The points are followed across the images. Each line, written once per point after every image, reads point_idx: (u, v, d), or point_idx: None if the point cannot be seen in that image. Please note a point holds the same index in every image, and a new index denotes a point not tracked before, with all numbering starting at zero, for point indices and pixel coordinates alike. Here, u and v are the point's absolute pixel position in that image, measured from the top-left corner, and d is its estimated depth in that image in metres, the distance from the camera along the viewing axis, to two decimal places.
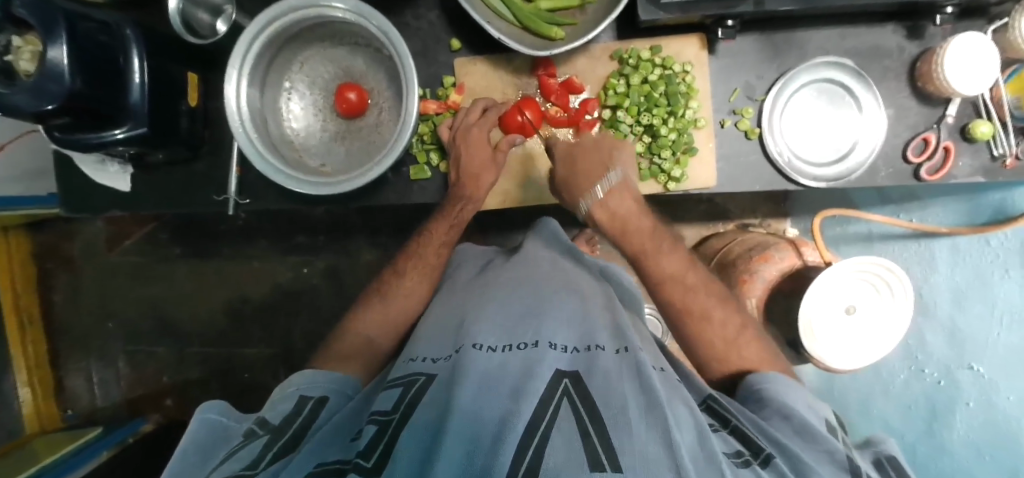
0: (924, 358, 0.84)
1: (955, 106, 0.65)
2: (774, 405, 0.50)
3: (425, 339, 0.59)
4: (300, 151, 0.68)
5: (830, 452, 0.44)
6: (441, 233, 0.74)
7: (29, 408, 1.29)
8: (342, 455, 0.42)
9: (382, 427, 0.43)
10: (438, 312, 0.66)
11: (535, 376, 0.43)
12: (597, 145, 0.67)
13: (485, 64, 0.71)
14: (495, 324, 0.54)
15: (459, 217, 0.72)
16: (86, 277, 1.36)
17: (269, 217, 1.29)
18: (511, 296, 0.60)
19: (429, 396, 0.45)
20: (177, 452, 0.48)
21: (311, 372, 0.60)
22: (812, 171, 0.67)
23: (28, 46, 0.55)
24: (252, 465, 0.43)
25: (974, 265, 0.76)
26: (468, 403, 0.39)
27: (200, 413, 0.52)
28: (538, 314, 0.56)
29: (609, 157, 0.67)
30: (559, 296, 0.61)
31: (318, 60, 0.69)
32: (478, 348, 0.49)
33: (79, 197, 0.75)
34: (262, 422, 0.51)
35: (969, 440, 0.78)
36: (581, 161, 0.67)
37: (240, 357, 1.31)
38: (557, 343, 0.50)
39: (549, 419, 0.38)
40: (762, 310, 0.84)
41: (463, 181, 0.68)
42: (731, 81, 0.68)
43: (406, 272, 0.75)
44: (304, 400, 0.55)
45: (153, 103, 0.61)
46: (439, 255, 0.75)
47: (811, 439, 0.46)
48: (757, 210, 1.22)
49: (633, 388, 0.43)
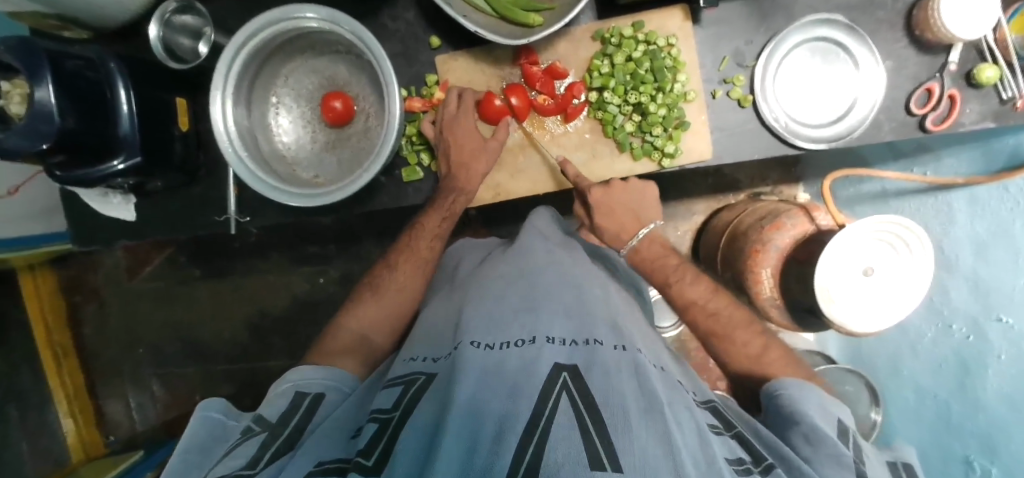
0: (950, 313, 0.82)
1: (957, 52, 0.63)
2: (787, 409, 0.53)
3: (419, 341, 0.60)
4: (292, 165, 0.69)
5: (835, 455, 0.46)
6: (435, 226, 0.73)
7: (73, 437, 1.33)
8: (341, 454, 0.43)
9: (382, 426, 0.44)
10: (442, 306, 0.67)
11: (534, 375, 0.43)
12: (629, 188, 0.70)
13: (466, 59, 0.70)
14: (490, 320, 0.53)
15: (452, 210, 0.71)
16: (112, 305, 1.40)
17: (279, 231, 1.31)
18: (506, 293, 0.59)
19: (431, 393, 0.45)
20: (179, 449, 0.49)
21: (307, 368, 0.60)
22: (810, 133, 0.65)
23: (17, 89, 0.57)
24: (251, 464, 0.44)
25: (994, 213, 0.74)
26: (468, 398, 0.40)
27: (202, 411, 0.53)
28: (533, 309, 0.55)
29: (640, 207, 0.71)
30: (554, 292, 0.60)
31: (303, 72, 0.69)
32: (476, 346, 0.48)
33: (92, 230, 0.77)
34: (259, 419, 0.51)
35: (1003, 393, 0.73)
36: (619, 213, 0.70)
37: (267, 370, 1.34)
38: (554, 338, 0.50)
39: (549, 412, 0.38)
40: (778, 280, 0.82)
41: (454, 172, 0.69)
42: (719, 50, 0.67)
43: (402, 272, 0.75)
44: (300, 395, 0.56)
45: (144, 131, 0.62)
46: (432, 247, 0.76)
47: (817, 442, 0.47)
48: (768, 178, 1.19)
49: (632, 388, 0.43)
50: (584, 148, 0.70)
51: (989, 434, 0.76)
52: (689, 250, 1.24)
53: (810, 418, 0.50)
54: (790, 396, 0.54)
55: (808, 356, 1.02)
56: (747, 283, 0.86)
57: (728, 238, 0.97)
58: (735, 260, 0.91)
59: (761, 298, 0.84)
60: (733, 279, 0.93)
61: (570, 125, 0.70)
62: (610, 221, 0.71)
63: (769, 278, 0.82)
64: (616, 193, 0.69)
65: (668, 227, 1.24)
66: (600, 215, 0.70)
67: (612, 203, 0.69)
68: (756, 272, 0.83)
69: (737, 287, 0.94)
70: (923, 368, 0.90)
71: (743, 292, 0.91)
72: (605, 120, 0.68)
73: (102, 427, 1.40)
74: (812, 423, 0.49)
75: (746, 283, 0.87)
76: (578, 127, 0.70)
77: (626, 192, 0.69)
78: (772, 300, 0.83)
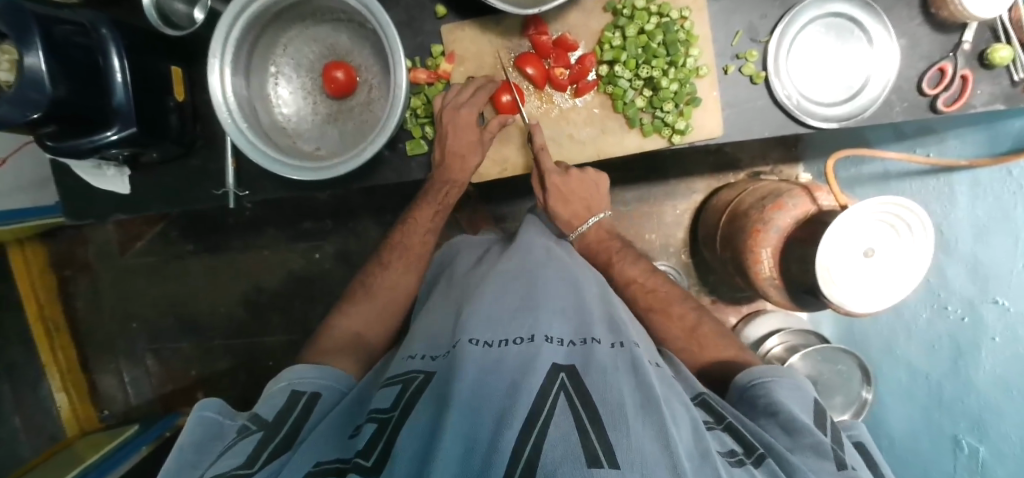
0: (947, 295, 0.83)
1: (972, 31, 0.62)
2: (765, 399, 0.51)
3: (418, 336, 0.59)
4: (293, 137, 0.67)
5: (815, 447, 0.45)
6: (427, 219, 0.77)
7: (67, 411, 1.33)
8: (341, 454, 0.42)
9: (382, 425, 0.43)
10: (442, 301, 0.67)
11: (532, 371, 0.42)
12: (585, 181, 0.73)
13: (473, 28, 0.68)
14: (492, 317, 0.53)
15: (446, 200, 0.75)
16: (104, 280, 1.38)
17: (274, 206, 1.29)
18: (504, 291, 0.59)
19: (430, 393, 0.45)
20: (174, 449, 0.48)
21: (300, 367, 0.59)
22: (822, 111, 0.64)
23: (4, 55, 0.54)
24: (249, 464, 0.43)
25: (996, 196, 0.73)
26: (468, 396, 0.40)
27: (198, 411, 0.52)
28: (534, 307, 0.55)
29: (592, 199, 0.75)
30: (552, 289, 0.60)
31: (303, 41, 0.66)
32: (475, 343, 0.48)
33: (81, 201, 0.75)
34: (256, 419, 0.51)
35: (998, 376, 0.74)
36: (572, 202, 0.73)
37: (263, 346, 1.34)
38: (553, 338, 0.50)
39: (547, 411, 0.38)
40: (777, 260, 0.81)
41: (449, 164, 0.69)
42: (732, 24, 0.65)
43: (397, 268, 0.76)
44: (297, 394, 0.55)
45: (139, 102, 0.60)
46: (425, 240, 0.78)
47: (797, 433, 0.46)
48: (768, 157, 1.19)
49: (628, 385, 0.42)
50: (593, 124, 0.69)
51: (979, 417, 0.78)
52: (687, 229, 1.24)
53: (788, 410, 0.49)
54: (769, 386, 0.53)
55: (802, 336, 1.03)
56: (747, 262, 0.86)
57: (728, 218, 0.97)
58: (736, 240, 0.91)
59: (761, 278, 0.84)
60: (732, 258, 0.93)
61: (579, 100, 0.69)
62: (564, 209, 0.74)
63: (769, 258, 0.82)
64: (573, 184, 0.72)
65: (667, 206, 1.24)
66: (555, 201, 0.72)
67: (572, 187, 0.72)
68: (756, 252, 0.83)
69: (736, 267, 0.94)
70: (916, 350, 0.91)
71: (743, 271, 0.91)
72: (614, 95, 0.67)
73: (97, 402, 1.39)
74: (791, 413, 0.48)
75: (746, 262, 0.87)
76: (586, 103, 0.69)
77: (582, 182, 0.72)
78: (772, 280, 0.83)
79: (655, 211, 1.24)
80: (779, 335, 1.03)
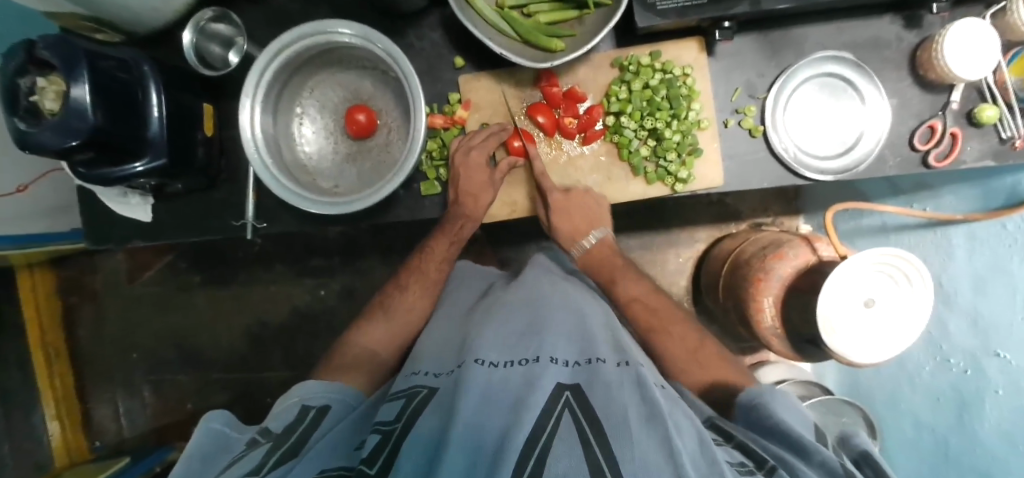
0: (950, 347, 0.83)
1: (958, 93, 0.65)
2: (771, 419, 0.51)
3: (427, 355, 0.60)
4: (313, 174, 0.70)
5: (824, 464, 0.43)
6: (443, 249, 0.77)
7: (58, 441, 1.31)
8: (344, 462, 0.43)
9: (386, 436, 0.43)
10: (446, 330, 0.67)
11: (536, 388, 0.43)
12: (584, 199, 0.72)
13: (489, 79, 0.72)
14: (499, 343, 0.54)
15: (459, 235, 0.75)
16: (110, 308, 1.39)
17: (284, 241, 1.32)
18: (513, 318, 0.60)
19: (434, 407, 0.45)
20: (182, 460, 0.49)
21: (313, 383, 0.60)
22: (818, 164, 0.67)
23: (52, 86, 0.56)
24: (257, 469, 0.43)
25: (992, 250, 0.76)
26: (473, 413, 0.40)
27: (204, 422, 0.52)
28: (541, 333, 0.56)
29: (597, 216, 0.73)
30: (561, 316, 0.61)
31: (329, 84, 0.71)
32: (481, 363, 0.49)
33: (104, 232, 0.77)
34: (265, 431, 0.51)
35: (1003, 429, 0.74)
36: (574, 220, 0.72)
37: (261, 381, 1.32)
38: (558, 359, 0.51)
39: (550, 429, 0.38)
40: (779, 309, 0.83)
41: (461, 201, 0.71)
42: (732, 81, 0.69)
43: (414, 292, 0.77)
44: (305, 409, 0.55)
45: (170, 136, 0.64)
46: (441, 269, 0.79)
47: (806, 453, 0.45)
48: (769, 209, 1.22)
49: (634, 399, 0.43)
50: (599, 170, 0.72)
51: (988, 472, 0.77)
52: (690, 277, 1.25)
53: (794, 430, 0.48)
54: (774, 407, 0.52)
55: (805, 387, 1.02)
56: (750, 310, 0.87)
57: (730, 266, 0.99)
58: (738, 287, 0.92)
59: (763, 327, 0.85)
60: (735, 306, 0.95)
61: (587, 148, 0.72)
62: (565, 226, 0.74)
63: (771, 306, 0.83)
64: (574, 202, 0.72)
65: (670, 253, 1.26)
66: (555, 218, 0.72)
67: (568, 210, 0.71)
68: (759, 301, 0.85)
69: (739, 315, 0.95)
70: (920, 402, 0.90)
71: (746, 320, 0.91)
72: (620, 144, 0.71)
73: (89, 432, 1.37)
74: (798, 433, 0.47)
75: (748, 311, 0.88)
76: (594, 150, 0.72)
77: (583, 201, 0.71)
78: (774, 329, 0.84)
79: (659, 258, 1.26)
80: (781, 385, 1.02)
